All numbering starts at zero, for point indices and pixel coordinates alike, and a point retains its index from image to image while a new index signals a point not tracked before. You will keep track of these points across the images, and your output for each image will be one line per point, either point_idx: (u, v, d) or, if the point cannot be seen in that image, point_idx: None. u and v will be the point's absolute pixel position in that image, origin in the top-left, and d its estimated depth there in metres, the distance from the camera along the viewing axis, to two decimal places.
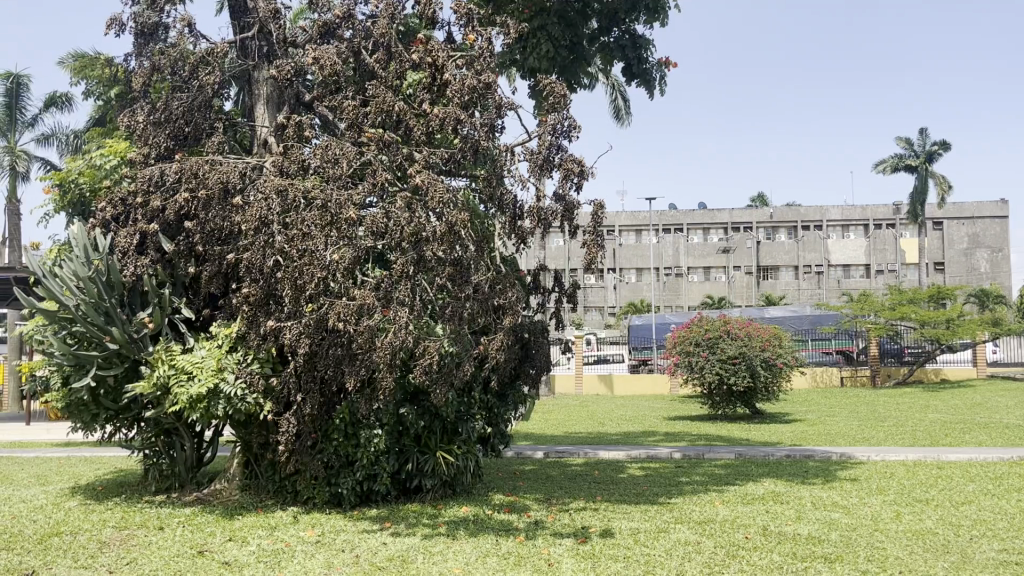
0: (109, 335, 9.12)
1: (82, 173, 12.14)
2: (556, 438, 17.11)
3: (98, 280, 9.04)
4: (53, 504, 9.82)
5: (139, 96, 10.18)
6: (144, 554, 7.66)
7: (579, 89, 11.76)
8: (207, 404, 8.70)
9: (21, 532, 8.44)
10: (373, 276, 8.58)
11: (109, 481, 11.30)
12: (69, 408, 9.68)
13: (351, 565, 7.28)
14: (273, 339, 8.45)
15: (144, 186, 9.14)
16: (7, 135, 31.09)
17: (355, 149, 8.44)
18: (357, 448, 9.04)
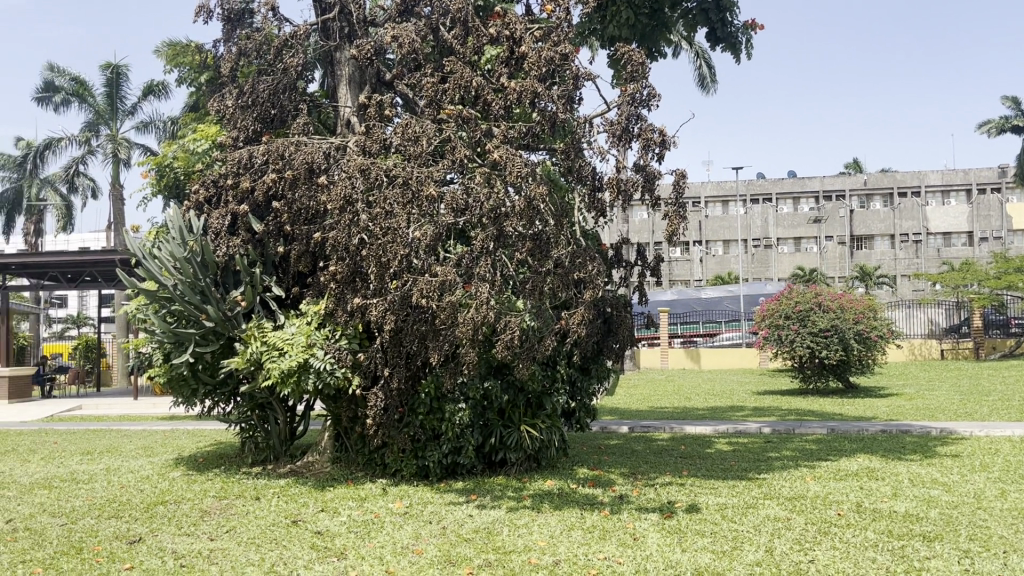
0: (206, 314, 9.49)
1: (177, 157, 12.65)
2: (642, 413, 17.01)
3: (193, 261, 9.42)
4: (158, 474, 10.34)
5: (229, 80, 10.47)
6: (242, 522, 8.00)
7: (659, 57, 11.40)
8: (298, 378, 8.96)
9: (129, 500, 8.93)
10: (454, 252, 8.66)
11: (210, 453, 11.83)
12: (171, 383, 10.09)
13: (438, 536, 7.42)
14: (360, 316, 8.61)
15: (235, 168, 9.42)
16: (109, 123, 32.56)
17: (434, 126, 8.51)
18: (443, 421, 9.18)
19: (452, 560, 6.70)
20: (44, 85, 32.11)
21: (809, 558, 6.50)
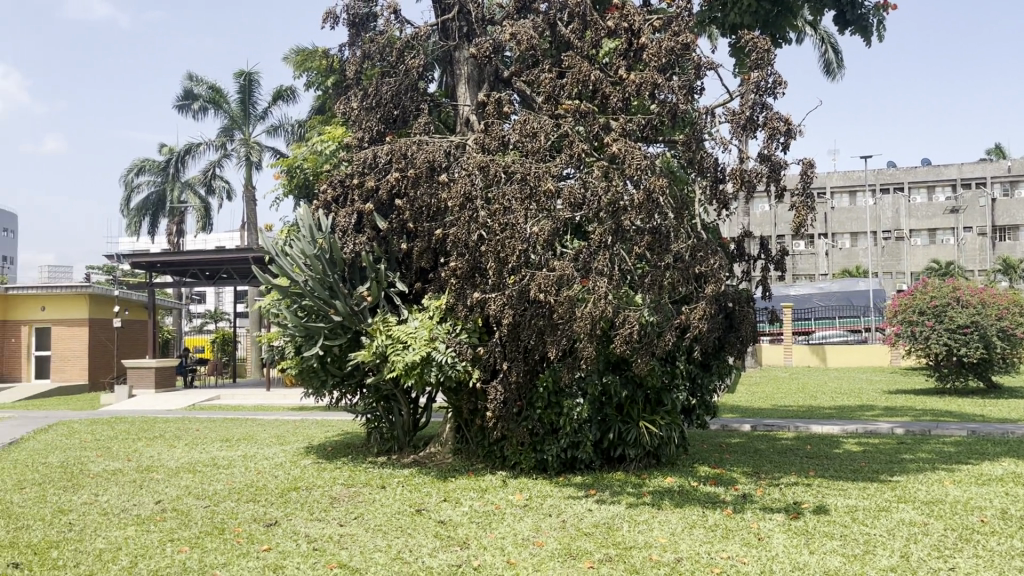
0: (334, 308, 9.88)
1: (307, 159, 13.18)
2: (764, 411, 16.55)
3: (322, 258, 9.83)
4: (291, 462, 10.86)
5: (354, 83, 10.84)
6: (370, 509, 8.30)
7: (785, 43, 11.09)
8: (420, 371, 9.18)
9: (265, 485, 9.42)
10: (572, 248, 8.66)
11: (338, 442, 12.33)
12: (302, 373, 10.55)
13: (558, 529, 7.46)
14: (480, 310, 8.74)
15: (360, 168, 9.74)
16: (243, 128, 34.32)
17: (552, 122, 8.54)
18: (561, 416, 9.21)
19: (573, 553, 6.73)
20: (183, 94, 34.00)
21: (949, 566, 6.15)
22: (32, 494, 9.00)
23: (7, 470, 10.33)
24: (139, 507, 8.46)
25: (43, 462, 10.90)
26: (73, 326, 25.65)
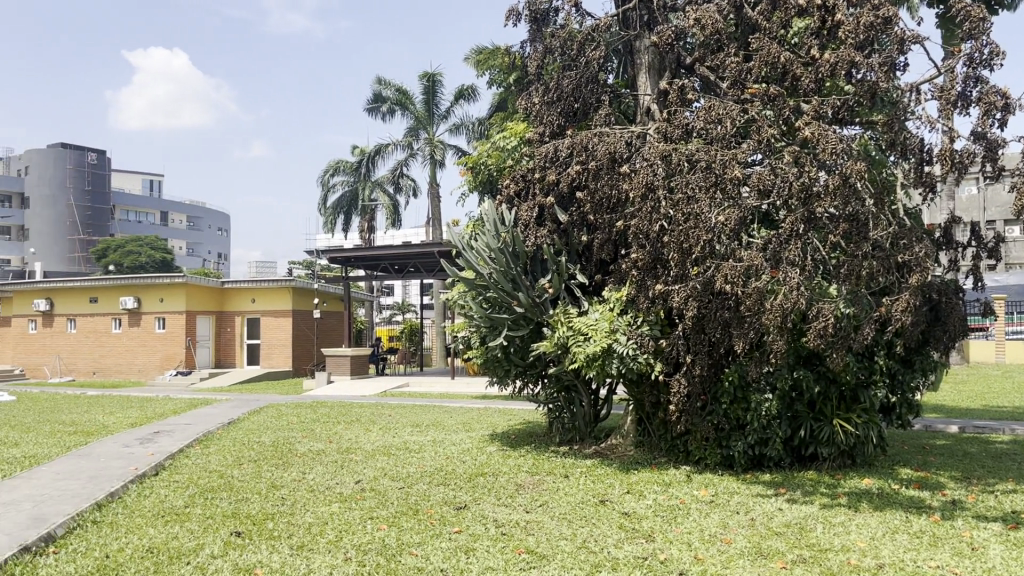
0: (517, 300, 10.10)
1: (490, 155, 13.52)
2: (973, 412, 15.23)
3: (506, 251, 10.08)
4: (477, 448, 11.25)
5: (535, 78, 11.01)
6: (554, 498, 8.43)
7: (1002, 8, 10.11)
8: (602, 363, 9.17)
9: (454, 470, 9.81)
10: (760, 237, 8.36)
11: (521, 431, 12.61)
12: (487, 363, 10.83)
13: (747, 527, 7.25)
14: (662, 302, 8.61)
15: (542, 161, 9.87)
16: (427, 128, 35.75)
17: (738, 107, 8.27)
18: (748, 411, 8.92)
19: (763, 552, 6.52)
20: (373, 97, 35.81)
21: None
22: (249, 469, 9.88)
23: (227, 447, 11.39)
24: (341, 485, 9.07)
25: (257, 440, 11.93)
26: (279, 316, 27.80)
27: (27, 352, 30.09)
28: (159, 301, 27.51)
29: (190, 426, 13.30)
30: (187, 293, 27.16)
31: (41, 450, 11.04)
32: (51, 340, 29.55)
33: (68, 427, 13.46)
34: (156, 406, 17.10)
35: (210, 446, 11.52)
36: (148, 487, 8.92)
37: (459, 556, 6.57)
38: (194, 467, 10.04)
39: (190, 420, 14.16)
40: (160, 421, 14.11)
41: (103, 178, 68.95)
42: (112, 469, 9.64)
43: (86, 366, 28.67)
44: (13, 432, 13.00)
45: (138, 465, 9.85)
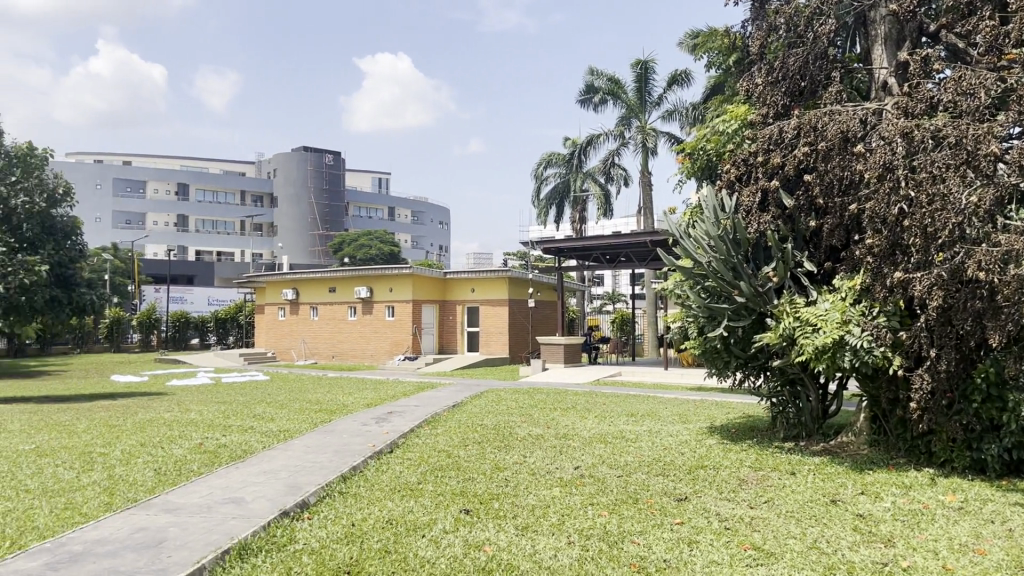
0: (738, 290, 9.74)
1: (710, 139, 13.10)
2: None
3: (726, 239, 9.79)
4: (696, 440, 11.05)
5: (758, 58, 10.60)
6: (780, 495, 8.10)
7: None
8: (832, 355, 8.64)
9: (673, 461, 9.71)
10: (1021, 219, 7.52)
11: (741, 424, 12.24)
12: (706, 354, 10.53)
13: (1005, 540, 6.56)
14: (902, 291, 8.01)
15: (766, 144, 9.50)
16: (639, 116, 35.45)
17: (994, 74, 7.47)
18: (1006, 412, 8.06)
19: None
20: (586, 88, 36.11)
21: None
22: (474, 450, 10.36)
23: (454, 429, 12.00)
24: (562, 470, 9.27)
25: (480, 423, 12.47)
26: (496, 305, 28.81)
27: (277, 336, 33.39)
28: (389, 290, 29.42)
29: (419, 407, 14.19)
30: (413, 283, 28.80)
31: (292, 425, 12.21)
32: (297, 325, 32.56)
33: (314, 405, 14.82)
34: (388, 388, 18.40)
35: (437, 427, 12.20)
36: (384, 462, 9.61)
37: (681, 547, 6.49)
38: (424, 446, 10.68)
39: (418, 402, 15.09)
40: (392, 402, 15.16)
41: (341, 178, 74.76)
42: (352, 444, 10.49)
43: (327, 350, 31.33)
44: (270, 407, 14.52)
45: (375, 442, 10.64)
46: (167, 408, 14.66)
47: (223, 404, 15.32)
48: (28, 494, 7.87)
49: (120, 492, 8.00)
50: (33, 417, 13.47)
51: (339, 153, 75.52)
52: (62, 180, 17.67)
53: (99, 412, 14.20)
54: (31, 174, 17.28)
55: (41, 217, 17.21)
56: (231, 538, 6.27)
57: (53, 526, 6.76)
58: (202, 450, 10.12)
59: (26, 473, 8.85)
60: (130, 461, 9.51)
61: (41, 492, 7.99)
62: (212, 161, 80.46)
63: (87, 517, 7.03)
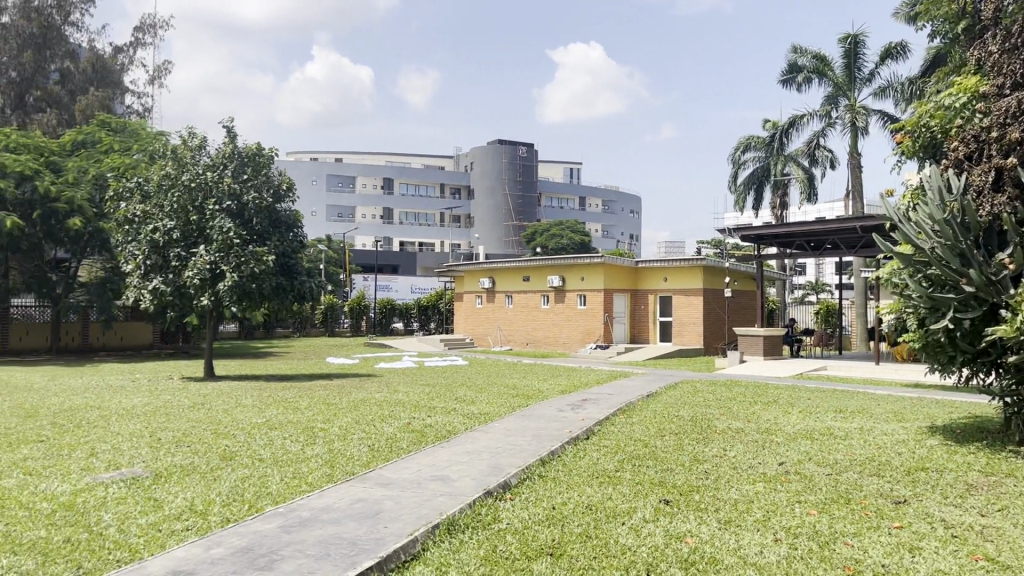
0: (966, 278, 8.91)
1: (933, 115, 12.04)
2: None
3: (953, 222, 9.06)
4: (914, 440, 10.27)
5: (992, 24, 9.71)
6: (1017, 504, 7.34)
7: None
8: None
9: (889, 461, 9.08)
10: None
11: (967, 425, 11.22)
12: (927, 348, 9.72)
13: None
14: None
15: (1002, 119, 8.80)
16: (847, 94, 33.34)
17: None
18: None
19: None
20: (789, 67, 34.59)
21: None
22: (672, 441, 10.21)
23: (650, 418, 11.91)
24: (765, 466, 8.94)
25: (677, 414, 12.29)
26: (691, 295, 28.20)
27: (474, 323, 34.62)
28: (581, 279, 29.61)
29: (614, 396, 14.21)
30: (606, 271, 28.79)
31: (493, 408, 12.62)
32: (493, 313, 33.56)
33: (511, 390, 15.25)
34: (583, 376, 18.57)
35: (633, 416, 12.14)
36: (582, 449, 9.69)
37: (902, 553, 6.04)
38: (621, 434, 10.67)
39: (613, 390, 15.11)
40: (588, 390, 15.28)
41: (532, 170, 76.10)
42: (550, 430, 10.67)
43: (521, 337, 32.08)
44: (470, 391, 15.09)
45: (573, 428, 10.77)
46: (377, 389, 15.63)
47: (427, 386, 16.12)
48: (262, 463, 8.67)
49: (339, 464, 8.61)
50: (263, 393, 14.82)
51: (532, 145, 76.85)
52: (286, 177, 19.06)
53: (319, 390, 15.39)
54: (260, 172, 18.81)
55: (268, 211, 18.79)
56: (440, 514, 6.55)
57: (284, 493, 7.40)
58: (410, 429, 10.69)
59: (258, 443, 9.76)
60: (347, 436, 10.22)
61: (272, 461, 8.76)
62: (414, 156, 84.57)
63: (311, 486, 7.63)
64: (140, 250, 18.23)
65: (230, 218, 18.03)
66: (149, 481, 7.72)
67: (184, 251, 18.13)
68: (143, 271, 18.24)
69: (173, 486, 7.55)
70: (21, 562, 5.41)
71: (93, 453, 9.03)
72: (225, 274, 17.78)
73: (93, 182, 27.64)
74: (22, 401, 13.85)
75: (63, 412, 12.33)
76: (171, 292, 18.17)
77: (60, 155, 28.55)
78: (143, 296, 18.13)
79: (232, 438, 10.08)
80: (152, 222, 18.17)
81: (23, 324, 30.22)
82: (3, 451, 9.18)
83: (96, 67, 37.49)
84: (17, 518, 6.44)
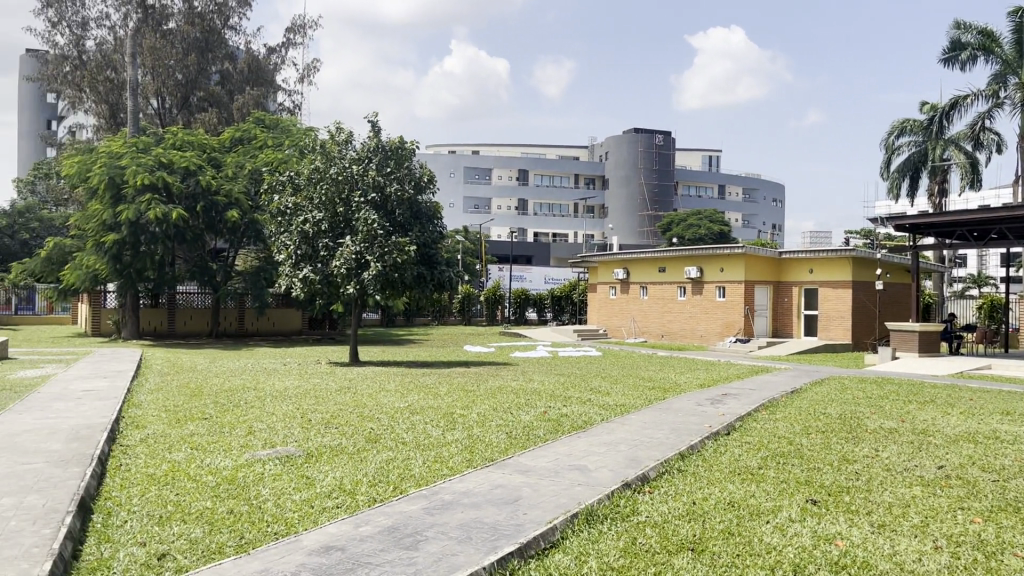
0: None
1: None
2: None
3: None
4: None
5: None
6: None
7: None
8: None
9: None
10: None
11: None
12: None
13: None
14: None
15: None
16: (1018, 72, 30.66)
17: None
18: None
19: None
20: (951, 46, 32.45)
21: None
22: (818, 440, 9.78)
23: (794, 415, 11.46)
24: (922, 469, 8.41)
25: (823, 411, 11.77)
26: (838, 287, 26.94)
27: (608, 314, 34.41)
28: (720, 271, 28.86)
29: (755, 391, 13.77)
30: (746, 263, 27.92)
31: (629, 400, 12.51)
32: (628, 305, 33.24)
33: (647, 382, 15.07)
34: (721, 370, 18.12)
35: (776, 412, 11.72)
36: (722, 444, 9.43)
37: None
38: (763, 430, 10.32)
39: (754, 385, 14.65)
40: (727, 384, 14.88)
41: (670, 158, 74.42)
42: (689, 424, 10.46)
43: (656, 329, 31.65)
44: (606, 383, 15.03)
45: (712, 423, 10.51)
46: (514, 377, 15.83)
47: (562, 376, 16.19)
48: (406, 446, 8.96)
49: (479, 451, 8.77)
50: (405, 379, 15.31)
51: (669, 133, 75.24)
52: (427, 168, 19.50)
53: (457, 377, 15.75)
54: (402, 165, 19.41)
55: (409, 203, 19.31)
56: (579, 504, 6.55)
57: (427, 476, 7.61)
58: (547, 418, 10.76)
59: (402, 427, 10.08)
60: (485, 423, 10.40)
61: (415, 445, 9.03)
62: (548, 146, 84.87)
63: (452, 471, 7.81)
64: (291, 241, 19.21)
65: (374, 210, 18.72)
66: (301, 460, 8.13)
67: (332, 241, 18.99)
68: (294, 260, 19.21)
69: (324, 465, 7.92)
70: (190, 531, 5.81)
71: (251, 432, 9.60)
72: (369, 264, 18.49)
73: (248, 176, 29.35)
74: (188, 381, 14.90)
75: (224, 392, 13.19)
76: (320, 281, 19.03)
77: (220, 151, 30.48)
78: (294, 284, 19.08)
79: (377, 421, 10.47)
80: (303, 214, 19.18)
81: (188, 310, 32.55)
82: (173, 427, 9.92)
83: (251, 67, 39.69)
84: (186, 489, 6.94)
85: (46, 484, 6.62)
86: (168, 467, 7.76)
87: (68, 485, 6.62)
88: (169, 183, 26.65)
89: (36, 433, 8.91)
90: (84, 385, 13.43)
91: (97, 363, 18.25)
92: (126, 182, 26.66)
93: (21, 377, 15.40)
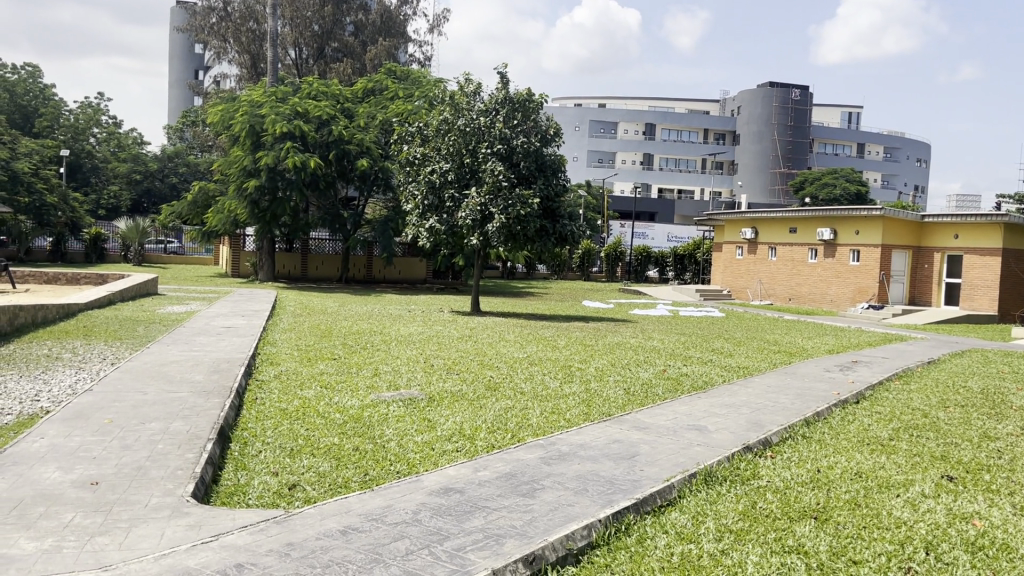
0: None
1: None
2: None
3: None
4: None
5: None
6: None
7: None
8: None
9: None
10: None
11: None
12: None
13: None
14: None
15: None
16: None
17: None
18: None
19: None
20: None
21: None
22: (957, 413, 9.25)
23: (930, 386, 10.86)
24: None
25: (964, 384, 11.12)
26: (986, 255, 25.12)
27: (734, 276, 33.52)
28: (856, 233, 27.43)
29: (889, 359, 13.15)
30: (885, 225, 26.42)
31: (753, 363, 12.21)
32: (754, 266, 32.30)
33: (772, 345, 14.63)
34: (852, 336, 17.39)
35: (910, 383, 11.14)
36: (851, 413, 9.04)
37: None
38: (896, 401, 9.83)
39: (888, 354, 13.98)
40: (857, 351, 14.24)
41: (805, 114, 71.16)
42: (815, 390, 10.11)
43: (784, 292, 30.66)
44: (729, 344, 14.67)
45: (841, 390, 10.11)
46: (634, 334, 15.73)
47: (683, 336, 15.93)
48: (524, 396, 9.07)
49: (596, 405, 8.76)
50: (524, 331, 15.47)
51: (807, 86, 71.74)
52: (553, 121, 19.24)
53: (577, 331, 15.79)
54: (529, 117, 19.26)
55: (535, 155, 19.10)
56: (698, 464, 6.43)
57: (544, 426, 7.67)
58: (666, 376, 10.65)
59: (521, 377, 10.24)
60: (604, 378, 10.39)
61: (534, 395, 9.13)
62: (678, 100, 82.59)
63: (571, 423, 7.82)
64: (420, 191, 19.69)
65: (500, 162, 18.72)
66: (423, 403, 8.37)
67: (457, 192, 19.30)
68: (421, 210, 19.69)
69: (444, 410, 8.12)
70: (319, 464, 6.09)
71: (377, 373, 9.98)
72: (493, 216, 18.63)
73: (379, 126, 30.10)
74: (319, 323, 15.56)
75: (352, 334, 13.74)
76: (445, 231, 19.42)
77: (353, 101, 31.25)
78: (421, 234, 19.58)
79: (496, 369, 10.65)
80: (431, 164, 19.64)
81: (320, 255, 33.92)
82: (304, 364, 10.42)
83: (383, 18, 40.07)
84: (315, 425, 7.26)
85: (191, 411, 7.08)
86: (300, 403, 8.15)
87: (209, 413, 7.06)
88: (305, 132, 27.69)
89: (181, 364, 9.56)
90: (225, 322, 14.25)
91: (236, 301, 19.38)
92: (265, 130, 27.82)
93: (169, 312, 16.49)
